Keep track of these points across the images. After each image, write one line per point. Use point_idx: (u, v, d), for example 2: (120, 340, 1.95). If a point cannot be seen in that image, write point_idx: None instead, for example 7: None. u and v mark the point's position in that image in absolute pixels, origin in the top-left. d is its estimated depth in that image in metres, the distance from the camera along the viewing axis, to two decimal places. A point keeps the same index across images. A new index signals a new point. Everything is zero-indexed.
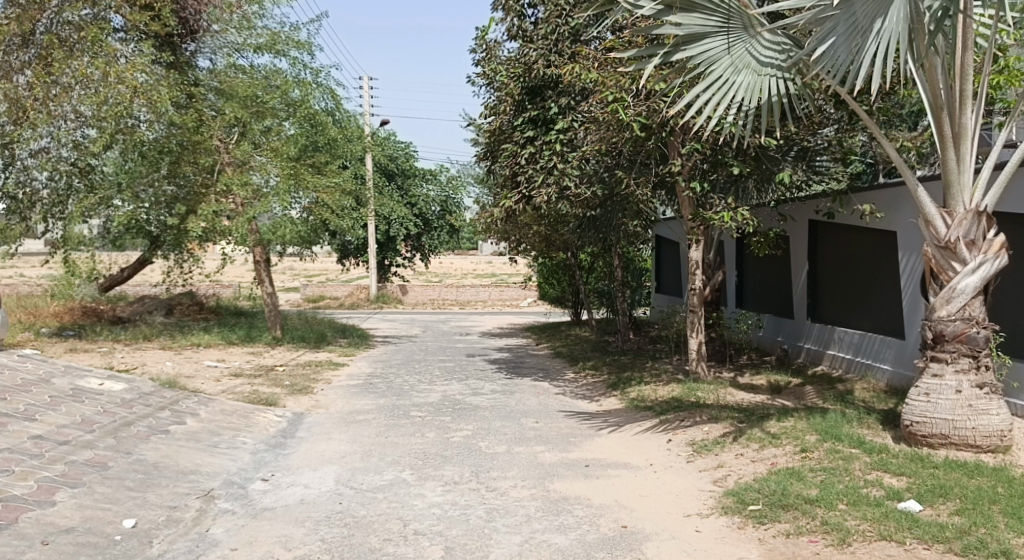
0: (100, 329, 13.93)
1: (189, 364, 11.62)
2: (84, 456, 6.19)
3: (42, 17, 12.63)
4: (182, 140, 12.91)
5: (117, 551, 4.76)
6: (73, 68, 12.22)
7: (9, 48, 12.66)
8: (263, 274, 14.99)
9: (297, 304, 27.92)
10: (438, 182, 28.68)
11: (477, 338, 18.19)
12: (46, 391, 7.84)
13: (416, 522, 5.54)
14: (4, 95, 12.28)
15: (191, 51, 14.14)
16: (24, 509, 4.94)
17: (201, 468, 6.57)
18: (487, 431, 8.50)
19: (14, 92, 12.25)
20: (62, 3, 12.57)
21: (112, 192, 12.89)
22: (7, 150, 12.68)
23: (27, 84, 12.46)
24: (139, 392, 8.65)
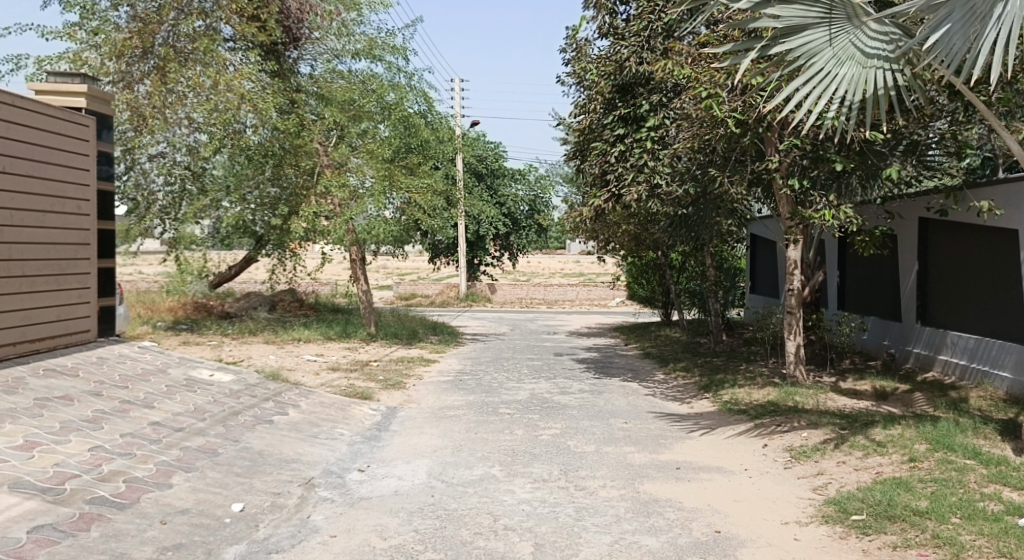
0: (210, 323, 14.60)
1: (290, 358, 12.03)
2: (197, 443, 6.48)
3: (160, 29, 13.22)
4: (284, 143, 13.49)
5: (228, 533, 4.95)
6: (187, 77, 12.84)
7: (131, 61, 13.24)
8: (359, 272, 15.34)
9: (390, 301, 28.56)
10: (527, 182, 28.86)
11: (566, 337, 18.16)
12: (163, 381, 8.24)
13: (507, 517, 5.56)
14: (126, 104, 12.86)
15: (294, 57, 14.81)
16: (144, 490, 5.21)
17: (301, 457, 6.78)
18: (575, 430, 8.45)
19: (134, 100, 12.85)
20: (178, 16, 13.14)
21: (222, 194, 13.37)
22: (128, 156, 13.32)
23: (147, 93, 13.07)
24: (246, 384, 9.00)
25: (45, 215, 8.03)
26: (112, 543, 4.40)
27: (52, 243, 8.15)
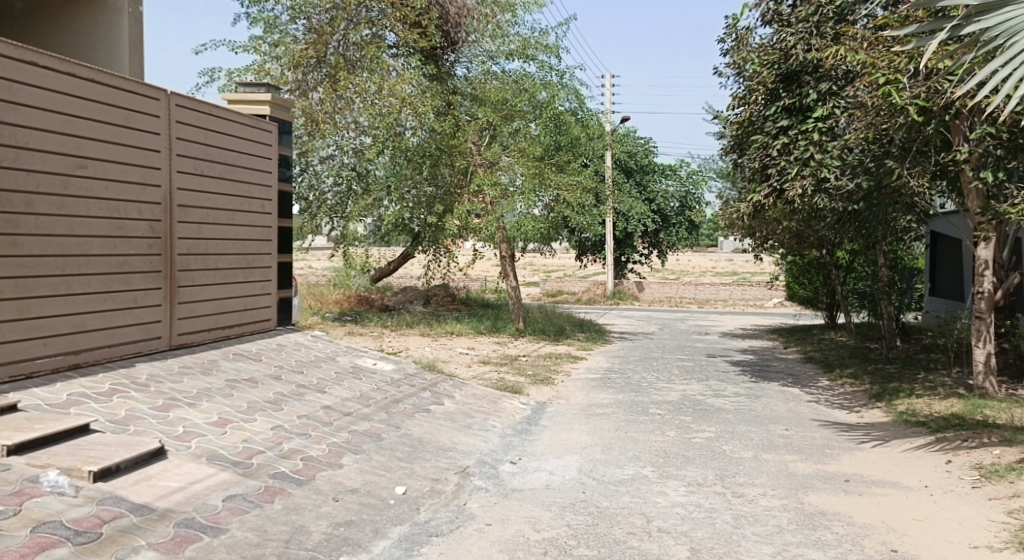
0: (371, 315, 15.21)
1: (444, 350, 12.30)
2: (363, 427, 6.71)
3: (332, 40, 13.91)
4: (440, 145, 13.76)
5: (392, 513, 5.07)
6: (354, 84, 13.34)
7: (305, 71, 14.00)
8: (508, 268, 15.46)
9: (538, 298, 28.74)
10: (678, 177, 28.17)
11: (719, 338, 17.54)
12: (332, 367, 8.62)
13: (661, 519, 5.35)
14: (302, 111, 13.60)
15: (452, 60, 15.09)
16: (319, 468, 5.50)
17: (457, 446, 6.85)
18: (732, 435, 8.08)
19: (309, 107, 13.59)
20: (348, 27, 13.78)
21: (382, 193, 13.85)
22: (301, 160, 14.00)
23: (319, 100, 13.81)
24: (405, 373, 9.26)
25: (235, 213, 8.57)
26: (292, 515, 4.71)
27: (239, 239, 8.68)
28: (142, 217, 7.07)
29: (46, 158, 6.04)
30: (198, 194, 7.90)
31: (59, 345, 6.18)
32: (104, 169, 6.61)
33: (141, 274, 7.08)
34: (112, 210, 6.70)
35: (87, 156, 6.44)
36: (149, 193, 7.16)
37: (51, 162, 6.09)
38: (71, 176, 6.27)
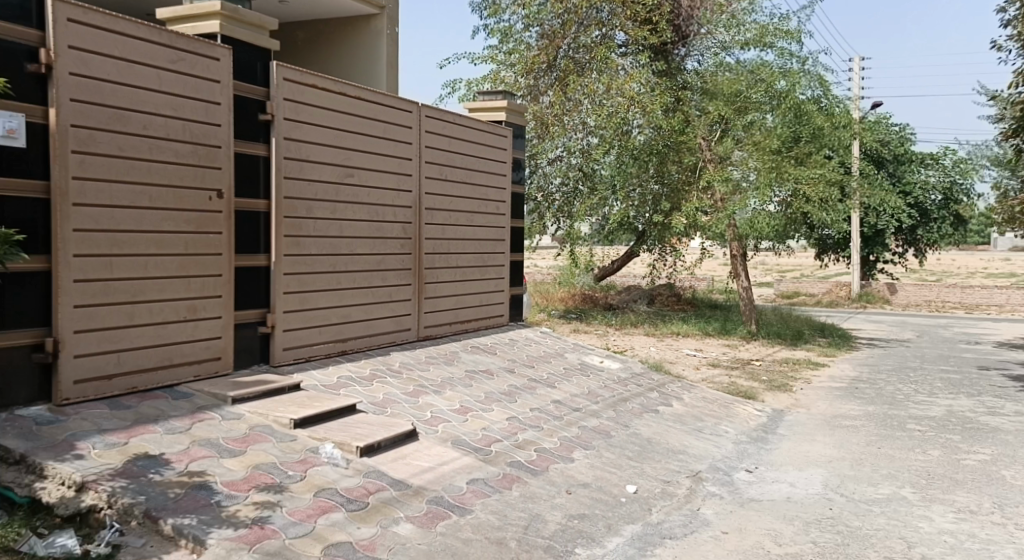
0: (596, 314, 15.33)
1: (671, 351, 12.10)
2: (593, 423, 6.78)
3: (563, 44, 14.18)
4: (668, 141, 13.55)
5: (624, 511, 5.07)
6: (583, 86, 13.65)
7: (538, 77, 14.40)
8: (739, 268, 14.84)
9: (772, 299, 27.37)
10: (940, 167, 25.44)
11: (989, 349, 15.60)
12: (561, 363, 8.78)
13: (922, 546, 4.87)
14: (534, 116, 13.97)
15: (682, 55, 14.82)
16: (553, 461, 5.63)
17: (689, 449, 6.70)
18: (1004, 458, 7.16)
19: (540, 111, 14.01)
20: (578, 30, 14.04)
21: (608, 193, 14.11)
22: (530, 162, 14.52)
23: (549, 103, 14.21)
24: (633, 372, 9.21)
25: (474, 215, 8.98)
26: (529, 503, 4.86)
27: (478, 239, 9.09)
28: (396, 220, 7.65)
29: (322, 168, 6.73)
30: (443, 198, 8.39)
31: (330, 334, 6.87)
32: (367, 177, 7.24)
33: (395, 272, 7.67)
34: (372, 214, 7.32)
35: (354, 165, 7.08)
36: (403, 198, 7.73)
37: (326, 171, 6.77)
38: (340, 184, 6.93)
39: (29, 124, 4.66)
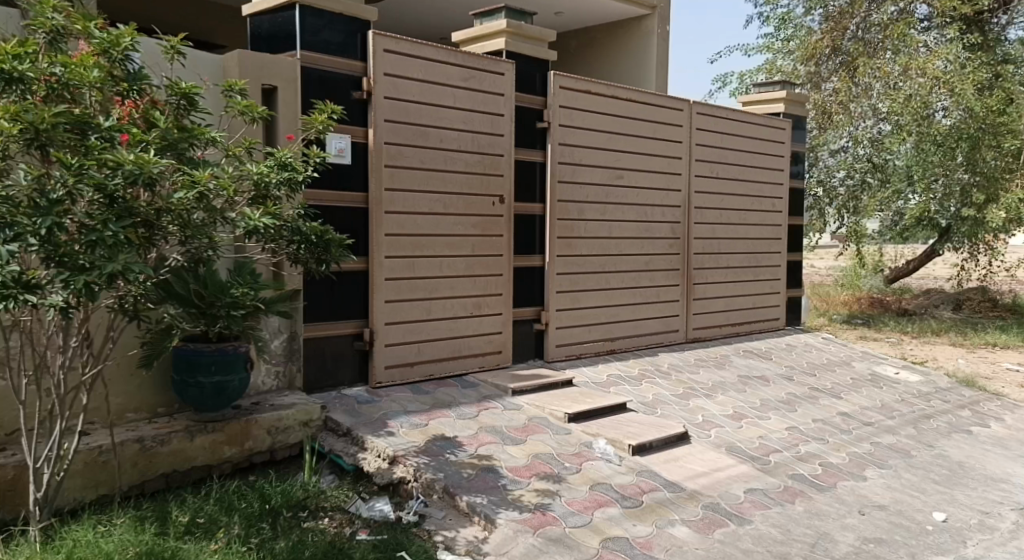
0: (888, 320, 13.99)
1: (984, 364, 10.70)
2: (889, 441, 6.24)
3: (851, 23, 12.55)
4: (982, 124, 10.88)
5: (930, 540, 4.61)
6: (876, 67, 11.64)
7: None
8: None
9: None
10: None
11: None
12: (848, 373, 8.17)
13: None
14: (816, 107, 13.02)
15: (1003, 23, 12.55)
16: (842, 477, 5.28)
17: (1012, 477, 5.89)
18: None
19: None
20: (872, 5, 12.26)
21: (904, 185, 11.74)
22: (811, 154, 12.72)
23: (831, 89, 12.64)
24: (936, 387, 8.30)
25: (747, 213, 8.65)
26: (816, 520, 4.61)
27: (752, 238, 8.73)
28: (665, 220, 7.62)
29: (593, 170, 6.88)
30: (714, 196, 8.20)
31: (599, 332, 7.02)
32: (636, 178, 7.29)
33: (664, 272, 7.64)
34: (641, 214, 7.35)
35: (624, 167, 7.16)
36: (672, 197, 7.67)
37: (597, 174, 6.92)
38: (611, 185, 7.04)
39: (353, 144, 5.28)
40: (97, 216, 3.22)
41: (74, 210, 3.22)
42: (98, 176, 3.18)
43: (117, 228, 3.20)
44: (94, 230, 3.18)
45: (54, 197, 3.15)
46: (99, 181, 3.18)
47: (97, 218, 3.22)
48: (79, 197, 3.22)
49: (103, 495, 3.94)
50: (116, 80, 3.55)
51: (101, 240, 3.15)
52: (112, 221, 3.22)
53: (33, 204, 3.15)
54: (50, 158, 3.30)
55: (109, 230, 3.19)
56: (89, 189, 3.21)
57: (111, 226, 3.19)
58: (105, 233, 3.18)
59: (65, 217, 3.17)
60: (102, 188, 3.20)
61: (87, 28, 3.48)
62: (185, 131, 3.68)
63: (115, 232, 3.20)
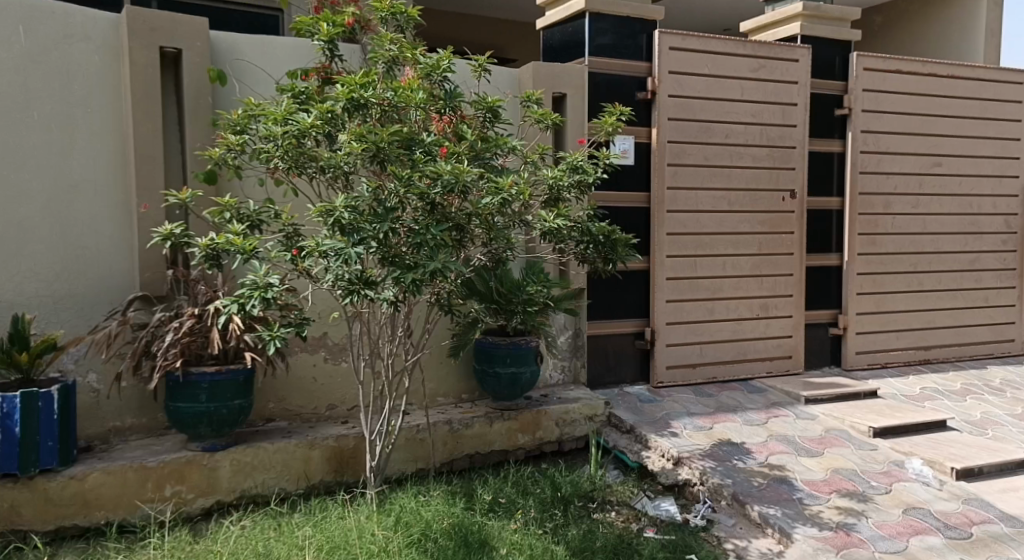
0: None
1: None
2: None
3: None
4: None
5: None
6: None
7: None
8: None
9: None
10: None
11: None
12: None
13: None
14: None
15: None
16: None
17: None
18: None
19: None
20: None
21: None
22: None
23: None
24: None
25: None
26: None
27: None
28: (998, 212, 6.63)
29: (905, 158, 6.21)
30: None
31: (910, 339, 6.36)
32: (960, 165, 6.44)
33: (995, 272, 6.67)
34: (965, 206, 6.49)
35: (943, 153, 6.36)
36: (1008, 185, 6.65)
37: (909, 162, 6.23)
38: (927, 174, 6.30)
39: (637, 145, 5.33)
40: (421, 221, 3.60)
41: (404, 217, 3.62)
42: (423, 187, 3.55)
43: (438, 231, 3.57)
44: (420, 234, 3.56)
45: (388, 205, 3.57)
46: (422, 191, 3.55)
47: (422, 223, 3.60)
48: (407, 206, 3.62)
49: (420, 469, 4.34)
50: (436, 99, 3.95)
51: (426, 243, 3.53)
52: (433, 225, 3.59)
53: (373, 211, 3.56)
54: (386, 172, 3.68)
55: (431, 234, 3.57)
56: (415, 198, 3.59)
57: (433, 229, 3.56)
58: (428, 237, 3.55)
59: (397, 224, 3.57)
60: (425, 196, 3.58)
61: (414, 57, 4.00)
62: (489, 141, 4.10)
63: (436, 235, 3.58)
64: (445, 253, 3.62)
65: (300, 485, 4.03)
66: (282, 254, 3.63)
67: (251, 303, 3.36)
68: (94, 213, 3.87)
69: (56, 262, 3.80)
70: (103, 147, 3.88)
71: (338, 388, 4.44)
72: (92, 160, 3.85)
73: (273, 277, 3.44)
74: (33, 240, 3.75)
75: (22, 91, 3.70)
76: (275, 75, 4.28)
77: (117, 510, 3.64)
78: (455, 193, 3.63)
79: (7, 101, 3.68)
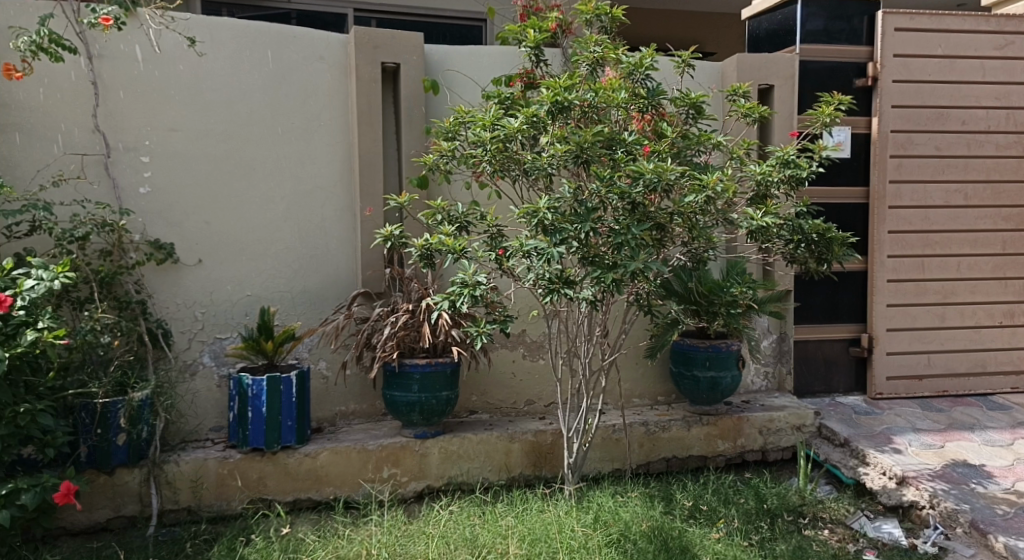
0: None
1: None
2: None
3: None
4: None
5: None
6: None
7: None
8: None
9: None
10: None
11: None
12: None
13: None
14: None
15: None
16: None
17: None
18: None
19: None
20: None
21: None
22: None
23: None
24: None
25: None
26: None
27: None
28: None
29: None
30: None
31: None
32: None
33: None
34: None
35: None
36: None
37: None
38: None
39: (854, 135, 4.95)
40: (622, 221, 3.54)
41: (603, 218, 3.60)
42: (623, 186, 3.51)
43: (638, 231, 3.50)
44: (620, 235, 3.51)
45: (589, 206, 3.57)
46: (624, 190, 3.51)
47: (623, 223, 3.54)
48: (608, 207, 3.60)
49: (616, 469, 4.34)
50: (638, 99, 3.91)
51: (627, 243, 3.50)
52: (634, 225, 3.53)
53: (574, 212, 3.58)
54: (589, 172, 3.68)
55: (631, 234, 3.51)
56: (616, 198, 3.56)
57: (633, 229, 3.50)
58: (629, 237, 3.51)
59: (598, 225, 3.57)
60: (626, 197, 3.54)
61: (616, 56, 3.97)
62: (691, 139, 4.03)
63: (636, 236, 3.52)
64: (646, 253, 3.57)
65: (501, 476, 4.19)
66: (488, 254, 3.71)
67: (461, 300, 3.51)
68: (324, 217, 4.26)
69: (293, 260, 4.22)
70: (333, 157, 4.26)
71: (536, 385, 4.57)
72: (323, 168, 4.24)
73: (481, 275, 3.55)
74: (275, 241, 4.18)
75: (269, 109, 4.14)
76: (480, 80, 4.50)
77: (343, 486, 3.95)
78: (656, 192, 3.58)
79: (257, 119, 4.12)
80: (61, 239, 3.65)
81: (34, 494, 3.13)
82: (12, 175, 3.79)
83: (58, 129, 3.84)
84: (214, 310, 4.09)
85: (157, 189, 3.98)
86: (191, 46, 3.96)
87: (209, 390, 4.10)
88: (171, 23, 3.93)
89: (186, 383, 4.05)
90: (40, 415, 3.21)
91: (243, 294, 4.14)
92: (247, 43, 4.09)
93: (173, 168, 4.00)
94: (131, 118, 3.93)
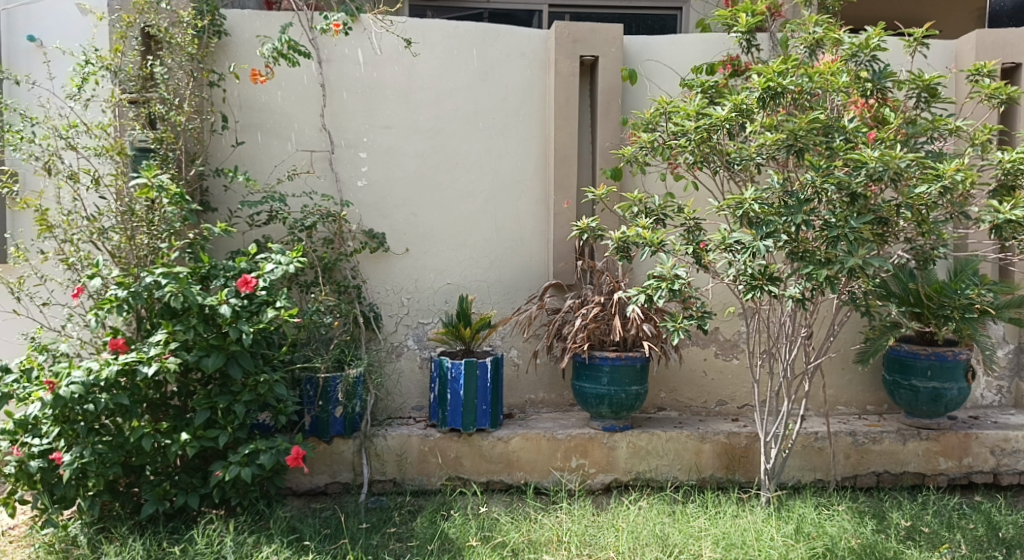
0: None
1: None
2: None
3: None
4: None
5: None
6: None
7: None
8: None
9: None
10: None
11: None
12: None
13: None
14: None
15: None
16: None
17: None
18: None
19: None
20: None
21: None
22: None
23: None
24: None
25: None
26: None
27: None
28: None
29: None
30: None
31: None
32: None
33: None
34: None
35: None
36: None
37: None
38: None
39: None
40: (839, 213, 3.26)
41: (818, 209, 3.33)
42: (843, 176, 3.22)
43: (858, 225, 3.21)
44: (837, 227, 3.23)
45: (802, 197, 3.32)
46: (843, 180, 3.22)
47: (840, 215, 3.25)
48: (823, 198, 3.32)
49: (819, 479, 4.08)
50: (862, 82, 3.58)
51: (844, 237, 3.21)
52: (853, 218, 3.24)
53: (784, 204, 3.36)
54: (802, 162, 3.39)
55: (850, 228, 3.22)
56: (834, 188, 3.27)
57: (853, 222, 3.21)
58: (847, 231, 3.22)
59: (811, 217, 3.31)
60: (845, 187, 3.25)
61: (837, 39, 3.65)
62: (922, 126, 3.64)
63: (856, 230, 3.23)
64: (869, 247, 3.25)
65: (692, 476, 4.11)
66: (686, 247, 3.57)
67: (658, 295, 3.41)
68: (520, 209, 4.40)
69: (490, 251, 4.39)
70: (530, 151, 4.38)
71: (729, 385, 4.45)
72: (519, 162, 4.38)
73: (679, 269, 3.44)
74: (474, 232, 4.37)
75: (473, 106, 4.31)
76: (680, 70, 4.40)
77: (534, 473, 4.05)
78: (881, 181, 3.26)
79: (462, 115, 4.31)
80: (294, 229, 4.05)
81: (270, 455, 3.49)
82: (255, 170, 4.24)
83: (291, 129, 4.25)
84: (418, 296, 4.35)
85: (372, 182, 4.29)
86: (407, 48, 4.22)
87: (413, 370, 4.38)
88: (391, 27, 4.21)
89: (393, 363, 4.35)
90: (276, 386, 3.56)
91: (444, 282, 4.37)
92: (455, 44, 4.28)
93: (386, 164, 4.29)
94: (352, 117, 4.26)
